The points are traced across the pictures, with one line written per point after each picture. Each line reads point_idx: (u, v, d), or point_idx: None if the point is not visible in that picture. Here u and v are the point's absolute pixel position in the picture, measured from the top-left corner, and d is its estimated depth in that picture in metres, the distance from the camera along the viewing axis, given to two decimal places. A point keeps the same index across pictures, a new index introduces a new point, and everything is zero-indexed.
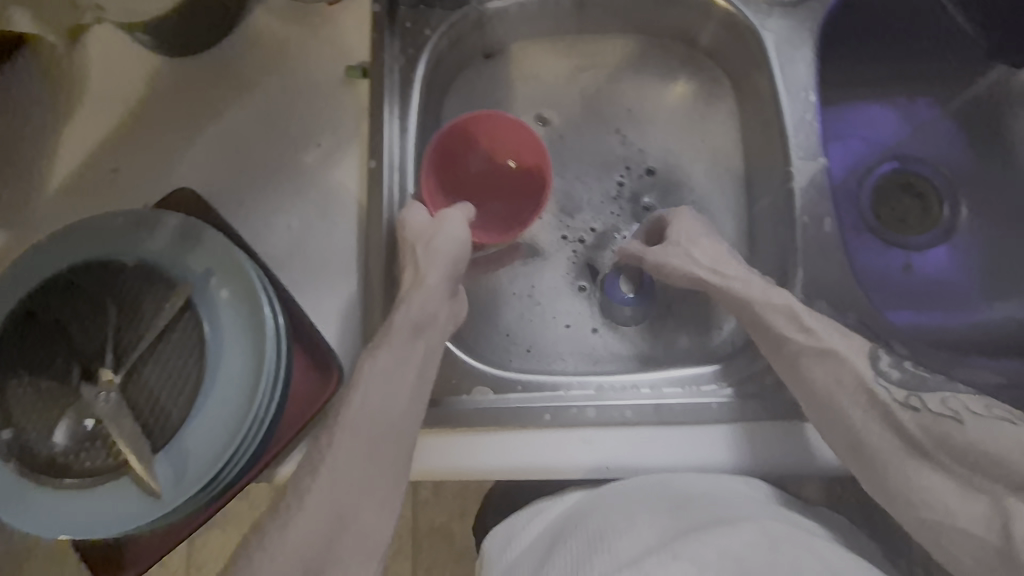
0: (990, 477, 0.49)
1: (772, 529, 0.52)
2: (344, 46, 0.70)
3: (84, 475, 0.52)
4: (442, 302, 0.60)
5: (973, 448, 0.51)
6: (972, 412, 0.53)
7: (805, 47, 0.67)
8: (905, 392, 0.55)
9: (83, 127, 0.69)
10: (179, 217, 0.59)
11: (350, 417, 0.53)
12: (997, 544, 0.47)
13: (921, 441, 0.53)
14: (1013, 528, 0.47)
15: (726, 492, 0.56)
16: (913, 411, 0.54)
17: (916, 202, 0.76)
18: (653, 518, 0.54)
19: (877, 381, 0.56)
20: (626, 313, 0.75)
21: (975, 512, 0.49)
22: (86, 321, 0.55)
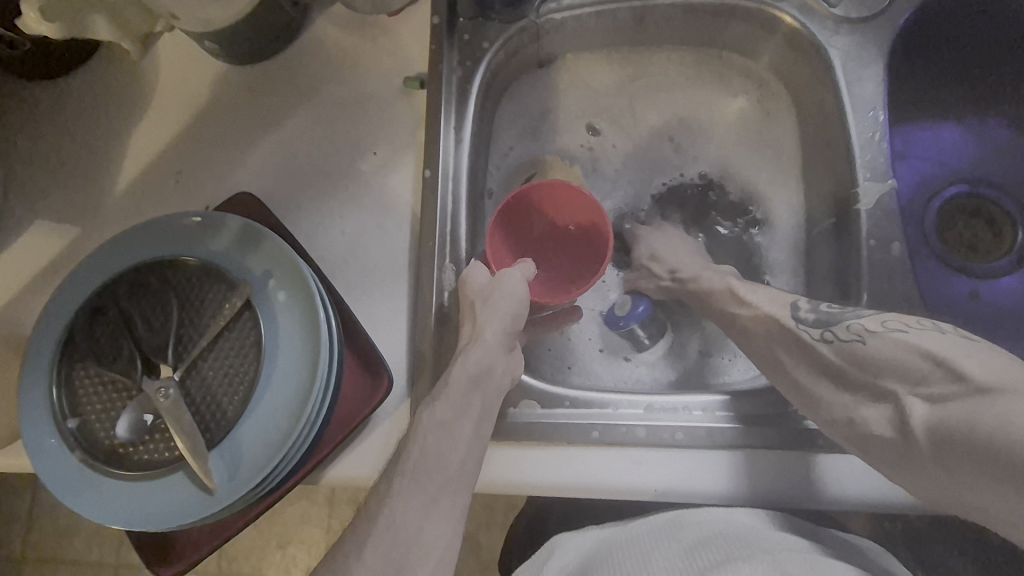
0: (888, 377, 0.52)
1: (784, 560, 0.51)
2: (403, 57, 0.72)
3: (142, 467, 0.53)
4: (500, 355, 0.58)
5: (887, 362, 0.53)
6: (875, 332, 0.55)
7: (874, 65, 0.65)
8: (821, 330, 0.58)
9: (151, 129, 0.72)
10: (241, 220, 0.60)
11: (420, 425, 0.54)
12: (899, 441, 0.50)
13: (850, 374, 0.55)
14: (910, 422, 0.49)
15: (742, 527, 0.55)
16: (829, 344, 0.56)
17: (985, 228, 0.73)
18: (669, 563, 0.55)
19: (799, 327, 0.58)
20: (643, 332, 0.73)
21: (876, 411, 0.52)
22: (151, 318, 0.56)
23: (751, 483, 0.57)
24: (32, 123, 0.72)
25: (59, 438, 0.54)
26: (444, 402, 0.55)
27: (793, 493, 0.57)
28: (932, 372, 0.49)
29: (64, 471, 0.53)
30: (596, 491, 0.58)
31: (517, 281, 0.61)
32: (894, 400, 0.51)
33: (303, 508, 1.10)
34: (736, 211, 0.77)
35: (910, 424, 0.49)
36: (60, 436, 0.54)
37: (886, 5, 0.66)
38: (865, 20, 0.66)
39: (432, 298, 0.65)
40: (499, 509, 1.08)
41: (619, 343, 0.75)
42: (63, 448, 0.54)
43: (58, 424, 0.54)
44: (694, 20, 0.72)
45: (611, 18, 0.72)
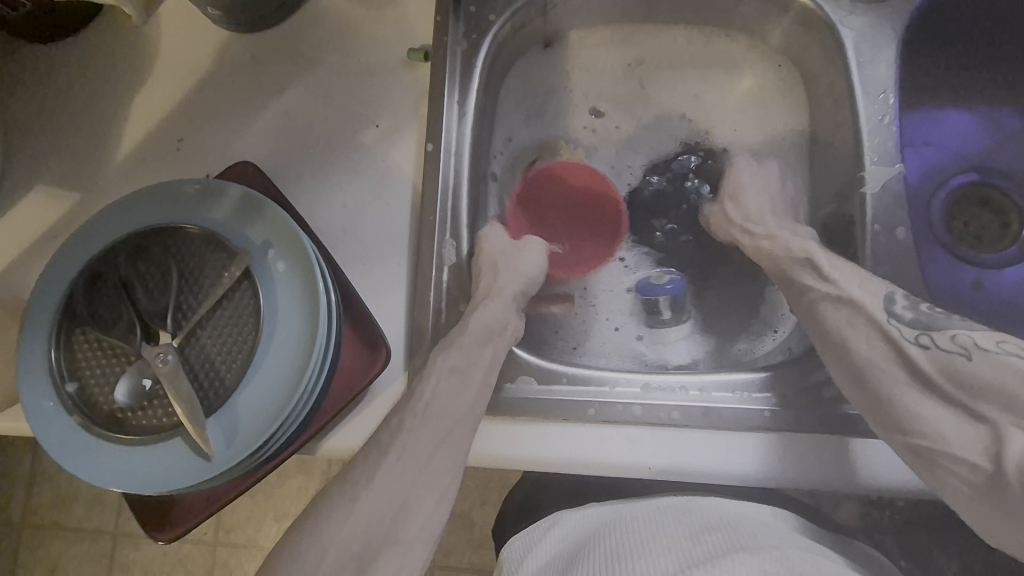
0: (988, 402, 0.49)
1: (792, 560, 0.53)
2: (408, 29, 0.70)
3: (139, 432, 0.54)
4: (511, 312, 0.64)
5: (983, 381, 0.50)
6: (982, 348, 0.52)
7: (887, 48, 0.64)
8: (916, 331, 0.55)
9: (151, 96, 0.71)
10: (242, 188, 0.60)
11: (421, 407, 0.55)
12: (988, 470, 0.48)
13: (929, 374, 0.53)
14: (1005, 455, 0.47)
15: (748, 521, 0.58)
16: (922, 348, 0.54)
17: (993, 219, 0.73)
18: (670, 545, 0.55)
19: (888, 321, 0.56)
20: (663, 307, 0.74)
21: (969, 433, 0.50)
22: (150, 284, 0.57)
23: (748, 463, 0.58)
24: (30, 88, 0.71)
25: (57, 401, 0.54)
26: (446, 366, 0.57)
27: (793, 476, 0.57)
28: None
29: (61, 433, 0.54)
30: (586, 467, 0.59)
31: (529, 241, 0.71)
32: (992, 425, 0.49)
33: (299, 481, 1.11)
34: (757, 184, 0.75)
35: (1004, 455, 0.47)
36: (59, 400, 0.54)
37: None
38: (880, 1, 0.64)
39: (433, 273, 0.65)
40: (493, 488, 1.09)
41: (636, 321, 0.74)
42: (60, 410, 0.54)
43: (57, 387, 0.54)
44: None
45: None
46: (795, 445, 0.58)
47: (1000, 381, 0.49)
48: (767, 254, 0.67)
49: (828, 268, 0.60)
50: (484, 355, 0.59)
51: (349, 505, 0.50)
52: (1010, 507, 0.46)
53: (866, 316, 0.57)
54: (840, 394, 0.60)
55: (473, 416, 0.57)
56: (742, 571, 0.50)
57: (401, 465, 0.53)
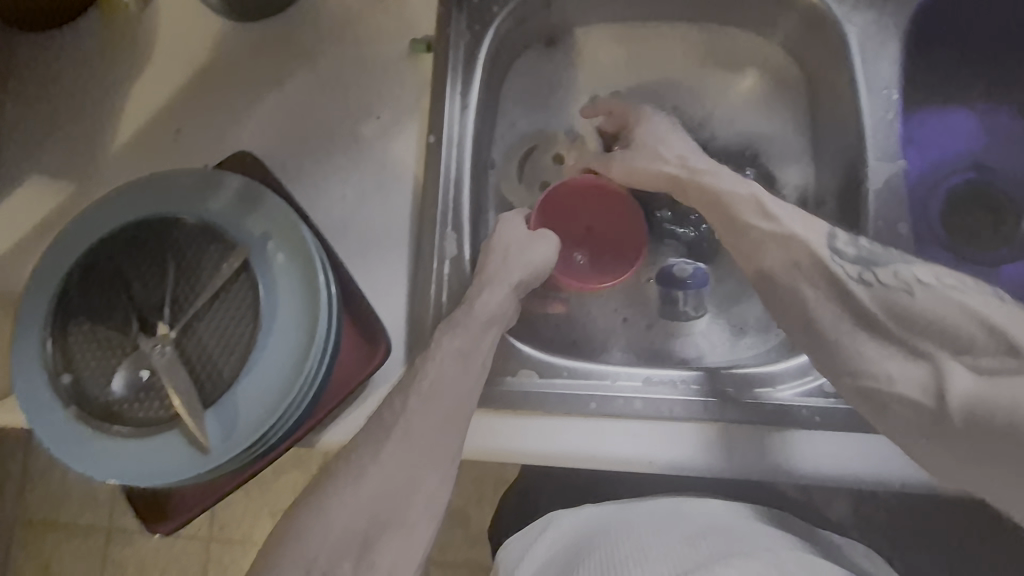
0: (931, 339, 0.48)
1: (786, 561, 0.52)
2: (410, 20, 0.70)
3: (136, 424, 0.53)
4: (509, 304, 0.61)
5: (927, 316, 0.49)
6: (923, 284, 0.51)
7: (890, 44, 0.64)
8: (857, 268, 0.54)
9: (149, 85, 0.70)
10: (241, 178, 0.59)
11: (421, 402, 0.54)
12: (932, 408, 0.46)
13: (872, 314, 0.51)
14: (947, 391, 0.46)
15: (739, 526, 0.58)
16: (866, 285, 0.52)
17: (988, 216, 0.71)
18: (667, 550, 0.55)
19: (832, 258, 0.54)
20: (684, 304, 0.73)
21: (913, 372, 0.48)
22: (148, 275, 0.56)
23: (749, 460, 0.57)
24: (27, 76, 0.70)
25: (52, 392, 0.53)
26: (445, 353, 0.56)
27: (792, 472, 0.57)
28: (985, 339, 0.46)
29: (56, 425, 0.53)
30: (587, 461, 0.58)
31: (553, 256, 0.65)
32: (932, 360, 0.47)
33: (294, 477, 1.10)
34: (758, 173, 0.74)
35: (947, 393, 0.46)
36: (54, 391, 0.53)
37: None
38: None
39: (433, 267, 0.64)
40: (488, 485, 1.09)
41: (647, 309, 0.74)
42: (55, 402, 0.53)
43: (52, 378, 0.54)
44: None
45: None
46: (795, 442, 0.58)
47: (940, 308, 0.49)
48: (706, 198, 0.62)
49: (773, 207, 0.58)
50: (479, 341, 0.57)
51: (347, 500, 0.50)
52: (954, 444, 0.45)
53: (810, 254, 0.55)
54: None
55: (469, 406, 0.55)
56: None
57: (399, 456, 0.51)
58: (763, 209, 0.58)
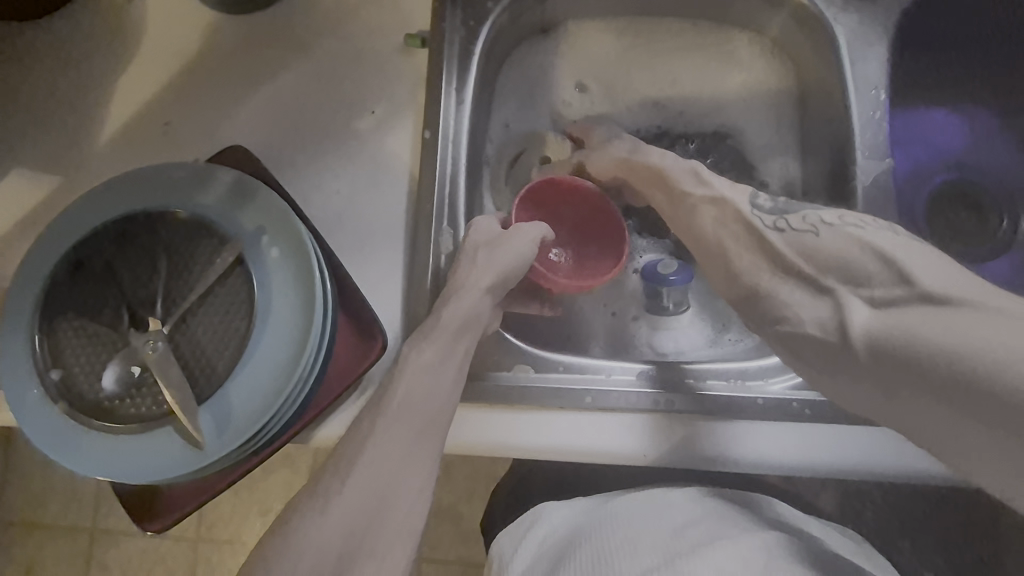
0: (833, 274, 0.50)
1: (771, 546, 0.54)
2: (405, 15, 0.70)
3: (127, 421, 0.52)
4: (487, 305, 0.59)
5: (829, 253, 0.51)
6: (827, 225, 0.53)
7: (878, 45, 0.65)
8: (772, 217, 0.56)
9: (138, 77, 0.69)
10: (234, 172, 0.59)
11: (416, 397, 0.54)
12: (835, 341, 0.48)
13: (783, 257, 0.53)
14: (848, 323, 0.47)
15: (724, 513, 0.59)
16: (780, 232, 0.55)
17: (972, 216, 0.73)
18: (655, 538, 0.56)
19: (753, 211, 0.57)
20: (667, 300, 0.73)
21: (818, 308, 0.50)
22: (139, 269, 0.55)
23: (739, 450, 0.58)
24: (11, 66, 0.69)
25: (40, 389, 0.52)
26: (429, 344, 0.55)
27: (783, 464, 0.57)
28: (881, 273, 0.48)
29: (44, 422, 0.52)
30: (581, 455, 0.59)
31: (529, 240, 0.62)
32: (832, 295, 0.49)
33: (284, 476, 1.09)
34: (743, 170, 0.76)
35: (849, 325, 0.47)
36: (42, 387, 0.52)
37: None
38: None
39: (429, 262, 0.63)
40: (480, 482, 1.09)
41: (632, 303, 0.74)
42: (44, 399, 0.52)
43: (40, 374, 0.53)
44: None
45: None
46: (786, 434, 0.58)
47: (840, 246, 0.51)
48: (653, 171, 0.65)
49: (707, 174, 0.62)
50: (463, 334, 0.57)
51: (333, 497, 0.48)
52: (858, 376, 0.46)
53: (734, 211, 0.58)
54: None
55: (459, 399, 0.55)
56: (723, 559, 0.52)
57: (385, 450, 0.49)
58: (699, 178, 0.62)
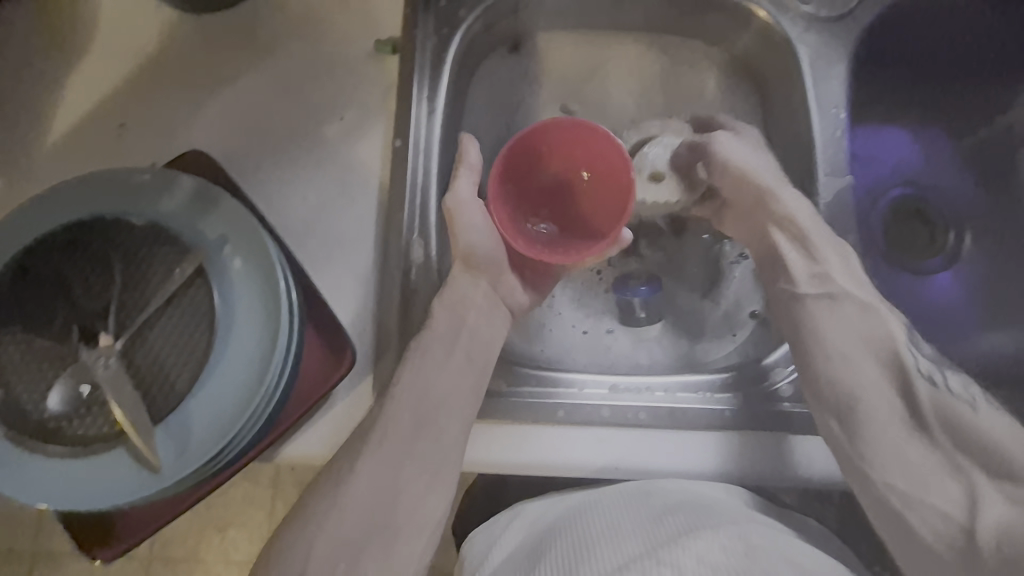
0: (977, 458, 0.50)
1: (752, 537, 0.52)
2: (375, 21, 0.68)
3: (76, 443, 0.49)
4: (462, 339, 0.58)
5: (981, 432, 0.51)
6: (983, 403, 0.54)
7: (839, 64, 0.68)
8: (924, 368, 0.56)
9: (89, 76, 0.66)
10: (195, 178, 0.56)
11: (393, 416, 0.54)
12: (961, 523, 0.48)
13: (922, 408, 0.53)
14: (981, 516, 0.47)
15: (704, 499, 0.55)
16: (931, 385, 0.54)
17: (923, 229, 0.76)
18: (636, 527, 0.53)
19: (909, 349, 0.56)
20: (638, 309, 0.73)
21: (952, 486, 0.50)
22: (90, 280, 0.52)
23: (709, 459, 0.59)
24: None
25: None
26: (435, 345, 0.57)
27: (752, 472, 0.59)
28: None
29: None
30: (551, 469, 0.58)
31: (477, 208, 0.58)
32: (962, 473, 0.50)
33: (245, 490, 1.05)
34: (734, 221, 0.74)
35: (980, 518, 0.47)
36: None
37: (852, 7, 0.68)
38: (833, 20, 0.68)
39: (400, 274, 0.62)
40: None
41: (605, 316, 0.73)
42: None
43: None
44: (673, 7, 0.72)
45: None
46: (752, 441, 0.59)
47: (995, 431, 0.51)
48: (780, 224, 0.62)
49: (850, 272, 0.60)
50: (467, 316, 0.59)
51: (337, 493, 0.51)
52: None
53: (884, 342, 0.56)
54: (796, 395, 0.62)
55: (466, 387, 0.57)
56: (703, 549, 0.49)
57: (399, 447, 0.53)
58: (847, 271, 0.60)
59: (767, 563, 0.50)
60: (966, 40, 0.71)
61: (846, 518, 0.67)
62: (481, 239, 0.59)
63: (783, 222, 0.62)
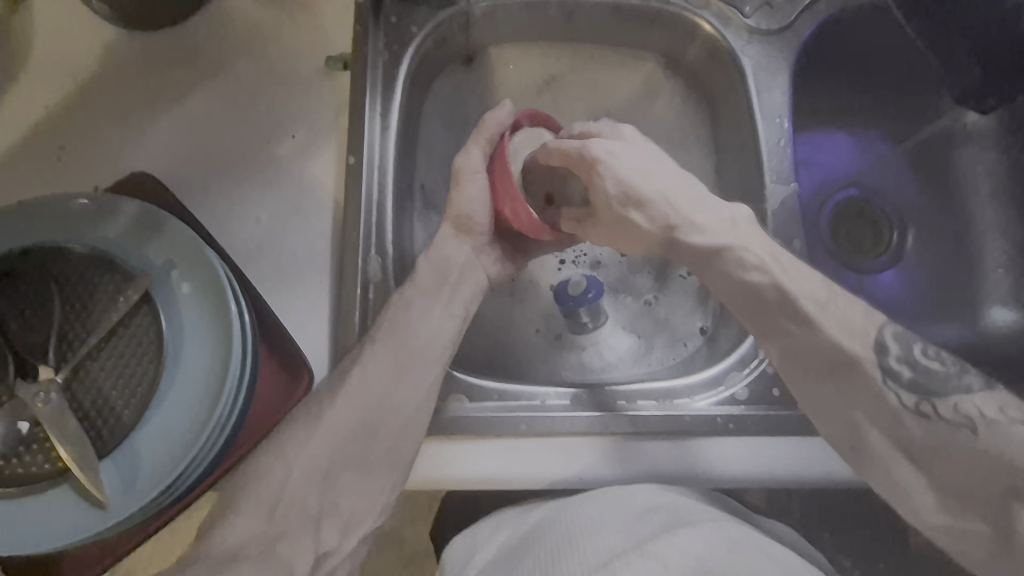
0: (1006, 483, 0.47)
1: (728, 530, 0.53)
2: (326, 39, 0.68)
3: (16, 483, 0.47)
4: (404, 341, 0.57)
5: (993, 458, 0.48)
6: (987, 417, 0.50)
7: (781, 75, 0.70)
8: (916, 398, 0.52)
9: (24, 98, 0.63)
10: (140, 203, 0.54)
11: (347, 410, 0.54)
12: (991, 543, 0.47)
13: (921, 446, 0.51)
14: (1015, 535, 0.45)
15: (682, 500, 0.55)
16: (923, 419, 0.51)
17: (868, 229, 0.79)
18: (616, 524, 0.53)
19: (885, 386, 0.52)
20: (584, 315, 0.72)
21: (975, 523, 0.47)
22: (29, 313, 0.50)
23: (670, 466, 0.59)
24: None
25: None
26: (419, 296, 0.59)
27: (712, 474, 0.59)
28: None
29: None
30: (524, 483, 0.59)
31: (479, 182, 0.62)
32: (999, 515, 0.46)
33: None
34: (665, 298, 0.75)
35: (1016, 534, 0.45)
36: None
37: (793, 20, 0.70)
38: (775, 32, 0.70)
39: (356, 291, 0.60)
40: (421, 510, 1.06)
41: (559, 323, 0.74)
42: None
43: None
44: (622, 21, 0.74)
45: (541, 11, 0.73)
46: (711, 444, 0.60)
47: (1004, 451, 0.48)
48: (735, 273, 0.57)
49: (811, 309, 0.54)
50: (450, 278, 0.62)
51: (314, 438, 0.53)
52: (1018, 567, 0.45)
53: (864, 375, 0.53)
54: (752, 397, 0.61)
55: (448, 335, 0.60)
56: (685, 541, 0.50)
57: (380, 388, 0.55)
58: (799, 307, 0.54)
59: (746, 559, 0.49)
60: (906, 53, 0.72)
61: (811, 517, 0.68)
62: (477, 208, 0.62)
63: (717, 252, 0.57)
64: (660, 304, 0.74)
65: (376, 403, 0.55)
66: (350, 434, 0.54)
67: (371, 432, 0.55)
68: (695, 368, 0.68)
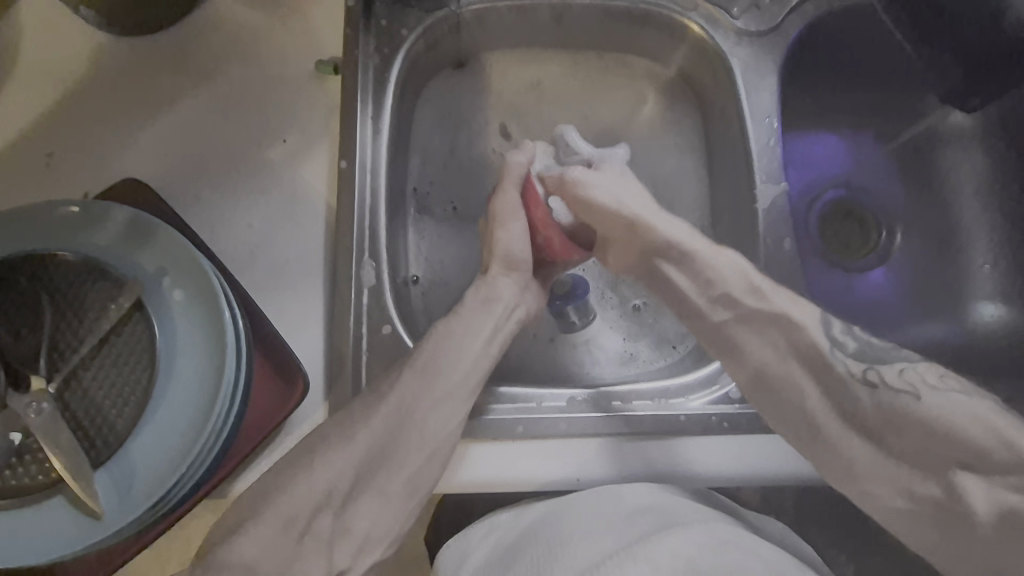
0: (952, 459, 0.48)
1: (717, 530, 0.53)
2: (317, 43, 0.68)
3: (10, 495, 0.47)
4: (452, 370, 0.57)
5: (935, 420, 0.50)
6: (928, 385, 0.52)
7: (769, 76, 0.70)
8: (863, 365, 0.55)
9: (12, 105, 0.63)
10: (130, 210, 0.54)
11: (390, 436, 0.55)
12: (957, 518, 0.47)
13: (870, 417, 0.53)
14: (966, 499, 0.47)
15: (673, 501, 0.56)
16: (869, 388, 0.53)
17: (857, 228, 0.79)
18: (608, 526, 0.54)
19: (833, 355, 0.55)
20: (573, 315, 0.72)
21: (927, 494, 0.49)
22: (19, 323, 0.50)
23: (664, 467, 0.59)
24: None
25: None
26: (458, 323, 0.60)
27: (705, 475, 0.59)
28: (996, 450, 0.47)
29: None
30: (519, 484, 0.59)
31: (513, 214, 0.64)
32: (944, 477, 0.48)
33: None
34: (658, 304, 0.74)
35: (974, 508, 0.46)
36: None
37: (781, 21, 0.71)
38: (764, 33, 0.71)
39: (350, 295, 0.60)
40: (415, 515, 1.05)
41: (548, 324, 0.74)
42: None
43: None
44: (613, 23, 0.74)
45: (531, 14, 0.73)
46: (704, 444, 0.60)
47: (942, 417, 0.50)
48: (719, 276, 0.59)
49: (770, 292, 0.58)
50: (495, 312, 0.62)
51: (339, 463, 0.52)
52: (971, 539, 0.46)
53: (811, 347, 0.56)
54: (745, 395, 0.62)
55: (482, 370, 0.60)
56: (675, 543, 0.51)
57: (416, 423, 0.55)
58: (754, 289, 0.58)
59: (733, 560, 0.50)
60: (892, 54, 0.73)
61: (804, 514, 0.68)
62: (516, 242, 0.64)
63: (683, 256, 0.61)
64: (651, 310, 0.74)
65: (423, 433, 0.55)
66: (390, 456, 0.54)
67: (401, 455, 0.54)
68: (684, 368, 0.68)
